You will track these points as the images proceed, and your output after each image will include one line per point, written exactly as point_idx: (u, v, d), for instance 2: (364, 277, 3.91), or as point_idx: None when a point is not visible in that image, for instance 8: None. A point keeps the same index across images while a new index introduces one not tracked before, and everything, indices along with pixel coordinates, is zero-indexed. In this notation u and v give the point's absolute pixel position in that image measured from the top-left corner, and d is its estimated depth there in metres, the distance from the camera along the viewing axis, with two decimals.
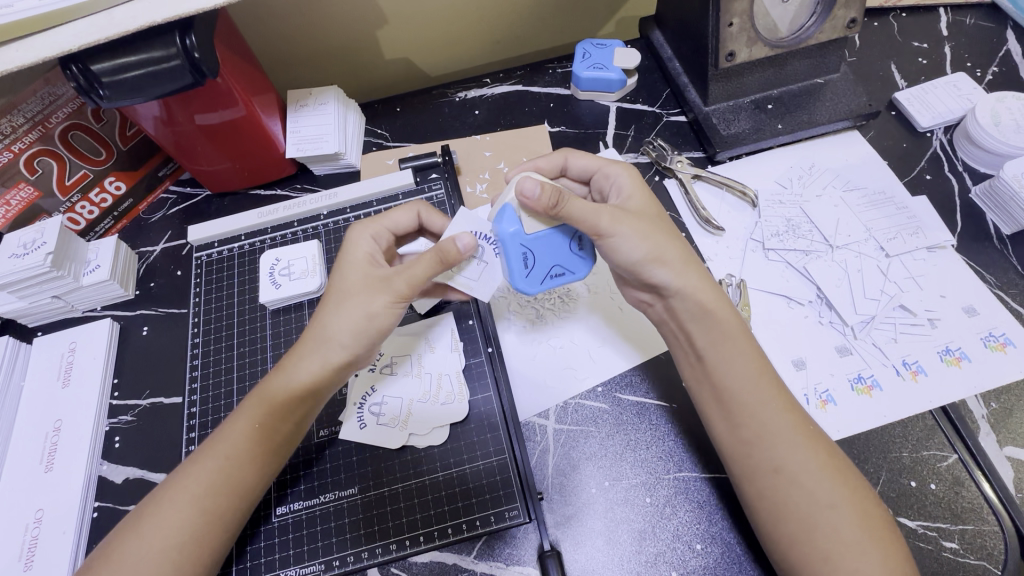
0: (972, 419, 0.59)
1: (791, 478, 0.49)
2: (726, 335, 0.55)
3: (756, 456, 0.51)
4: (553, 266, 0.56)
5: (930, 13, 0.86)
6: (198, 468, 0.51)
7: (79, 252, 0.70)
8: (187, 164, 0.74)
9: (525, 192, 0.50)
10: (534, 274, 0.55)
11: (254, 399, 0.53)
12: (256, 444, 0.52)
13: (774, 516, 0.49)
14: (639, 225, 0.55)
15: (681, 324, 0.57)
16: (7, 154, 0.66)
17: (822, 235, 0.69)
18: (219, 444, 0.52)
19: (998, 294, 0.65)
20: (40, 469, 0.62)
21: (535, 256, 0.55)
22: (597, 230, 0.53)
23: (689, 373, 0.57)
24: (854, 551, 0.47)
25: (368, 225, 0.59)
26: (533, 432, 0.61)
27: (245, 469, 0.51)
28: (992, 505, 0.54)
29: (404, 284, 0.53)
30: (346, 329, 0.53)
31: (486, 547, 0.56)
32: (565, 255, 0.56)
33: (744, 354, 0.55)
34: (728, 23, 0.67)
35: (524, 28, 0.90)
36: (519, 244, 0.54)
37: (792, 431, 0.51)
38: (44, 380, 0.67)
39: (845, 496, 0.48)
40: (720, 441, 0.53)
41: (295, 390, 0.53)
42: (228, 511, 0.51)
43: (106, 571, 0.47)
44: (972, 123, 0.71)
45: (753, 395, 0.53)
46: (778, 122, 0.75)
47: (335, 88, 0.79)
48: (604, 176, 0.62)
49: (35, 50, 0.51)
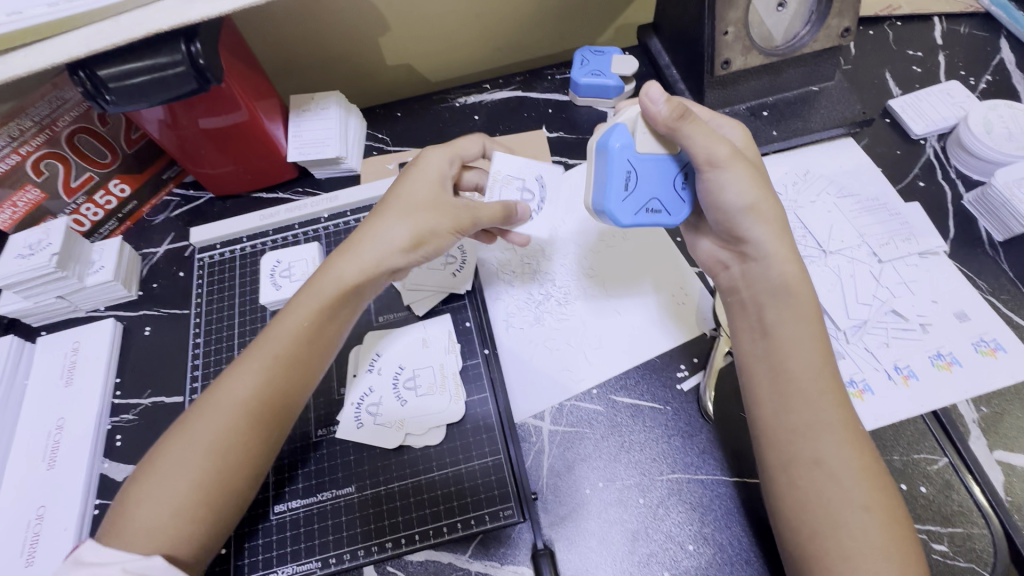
0: (963, 423, 0.59)
1: (829, 472, 0.50)
2: (798, 314, 0.55)
3: (798, 446, 0.51)
4: (652, 199, 0.58)
5: (925, 22, 0.88)
6: (236, 378, 0.52)
7: (83, 253, 0.72)
8: (191, 167, 0.75)
9: (652, 98, 0.54)
10: (632, 199, 0.57)
11: (300, 300, 0.56)
12: (286, 369, 0.53)
13: (801, 507, 0.50)
14: (753, 173, 0.56)
15: (755, 294, 0.58)
16: (15, 157, 0.67)
17: (816, 240, 0.70)
18: (259, 350, 0.54)
19: (990, 300, 0.66)
20: (42, 467, 0.63)
21: (637, 180, 0.57)
22: (712, 158, 0.55)
23: (750, 351, 0.57)
24: (879, 554, 0.47)
25: (443, 149, 0.63)
26: (528, 433, 0.62)
27: (281, 396, 0.53)
28: (983, 509, 0.55)
29: (468, 216, 0.58)
30: (395, 232, 0.57)
31: (481, 547, 0.57)
32: (666, 192, 0.58)
33: (810, 336, 0.55)
34: (723, 32, 0.68)
35: (524, 35, 0.91)
36: (627, 160, 0.56)
37: (840, 425, 0.51)
38: (47, 378, 0.68)
39: (877, 499, 0.49)
40: (764, 429, 0.54)
41: (341, 287, 0.56)
42: (272, 423, 0.52)
43: (152, 480, 0.48)
44: (965, 131, 0.72)
45: (813, 383, 0.53)
46: (773, 128, 0.76)
47: (337, 93, 0.80)
48: (711, 128, 0.63)
49: (43, 57, 0.53)
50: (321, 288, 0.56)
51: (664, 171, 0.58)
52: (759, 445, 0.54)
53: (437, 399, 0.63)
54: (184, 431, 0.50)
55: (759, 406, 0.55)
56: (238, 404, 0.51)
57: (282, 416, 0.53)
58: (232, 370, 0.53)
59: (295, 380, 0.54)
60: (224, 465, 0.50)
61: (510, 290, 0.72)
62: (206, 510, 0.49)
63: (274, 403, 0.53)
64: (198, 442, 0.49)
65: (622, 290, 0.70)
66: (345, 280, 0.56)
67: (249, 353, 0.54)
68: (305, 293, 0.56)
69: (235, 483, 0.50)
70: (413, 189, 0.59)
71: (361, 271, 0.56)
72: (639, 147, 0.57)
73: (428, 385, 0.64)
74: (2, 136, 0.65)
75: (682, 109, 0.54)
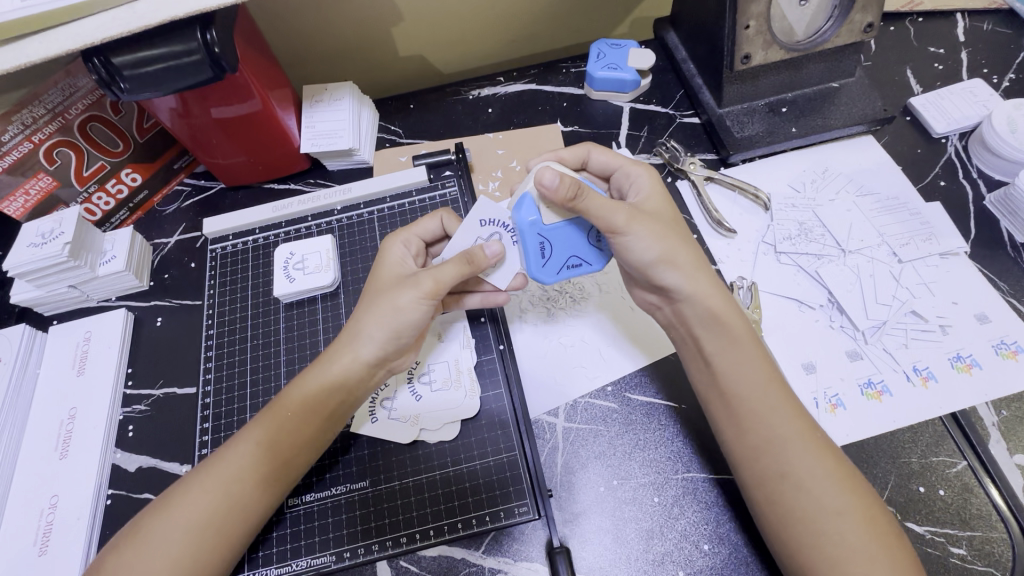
0: (982, 427, 0.59)
1: (797, 484, 0.49)
2: (734, 342, 0.55)
3: (764, 463, 0.51)
4: (570, 257, 0.58)
5: (947, 18, 0.86)
6: (221, 464, 0.51)
7: (95, 242, 0.71)
8: (203, 156, 0.74)
9: (545, 183, 0.51)
10: (550, 264, 0.58)
11: (285, 392, 0.55)
12: (274, 461, 0.52)
13: (783, 523, 0.49)
14: (657, 226, 0.56)
15: (691, 329, 0.57)
16: (27, 144, 0.67)
17: (835, 239, 0.69)
18: (245, 439, 0.53)
19: (1010, 302, 0.65)
20: (55, 456, 0.63)
21: (551, 246, 0.57)
22: (611, 226, 0.54)
23: (697, 377, 0.57)
24: (864, 557, 0.47)
25: (400, 232, 0.62)
26: (542, 430, 0.62)
27: (267, 487, 0.52)
28: (1000, 513, 0.54)
29: (431, 281, 0.55)
30: (377, 327, 0.55)
31: (494, 543, 0.56)
32: (581, 247, 0.58)
33: (749, 360, 0.55)
34: (745, 26, 0.67)
35: (539, 27, 0.90)
36: (536, 234, 0.56)
37: (799, 437, 0.51)
38: (60, 367, 0.68)
39: (853, 504, 0.49)
40: (729, 448, 0.54)
41: (329, 380, 0.54)
42: (252, 509, 0.51)
43: (131, 547, 0.48)
44: (988, 130, 0.71)
45: (760, 400, 0.53)
46: (792, 125, 0.75)
47: (351, 84, 0.79)
48: (624, 175, 0.62)
49: (59, 43, 0.52)
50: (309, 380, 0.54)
51: (572, 233, 0.57)
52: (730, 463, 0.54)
53: (453, 395, 0.63)
54: (165, 510, 0.50)
55: (720, 431, 0.55)
56: (222, 487, 0.50)
57: (259, 501, 0.52)
58: (217, 459, 0.52)
59: (279, 473, 0.53)
60: (200, 546, 0.49)
61: (523, 286, 0.71)
62: None
63: (256, 491, 0.51)
64: (176, 524, 0.49)
65: None
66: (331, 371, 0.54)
67: (235, 440, 0.53)
68: (295, 385, 0.55)
69: (208, 564, 0.49)
70: (393, 280, 0.58)
71: (344, 364, 0.55)
72: (545, 218, 0.55)
73: (443, 380, 0.63)
74: (14, 123, 0.65)
75: (576, 186, 0.51)
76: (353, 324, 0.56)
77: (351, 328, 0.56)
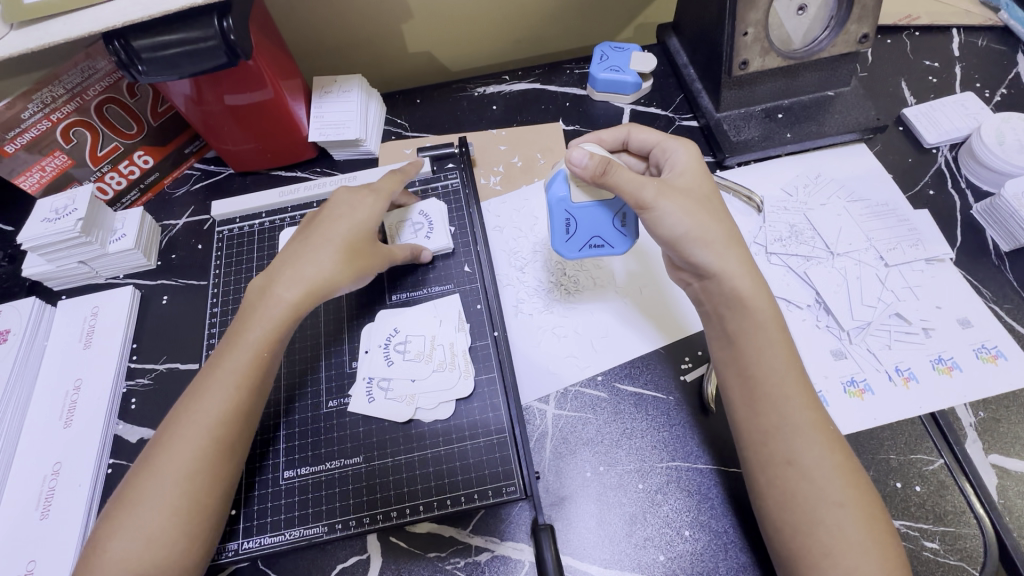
0: (960, 426, 0.60)
1: (803, 471, 0.51)
2: (757, 326, 0.56)
3: (771, 448, 0.53)
4: (594, 237, 0.63)
5: (943, 33, 0.88)
6: (201, 409, 0.54)
7: (106, 221, 0.73)
8: (214, 142, 0.77)
9: (574, 162, 0.56)
10: (573, 240, 0.63)
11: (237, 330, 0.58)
12: (245, 395, 0.55)
13: (781, 509, 0.51)
14: (686, 203, 0.58)
15: (716, 307, 0.59)
16: (45, 123, 0.69)
17: (824, 242, 0.71)
18: (216, 384, 0.55)
19: (993, 308, 0.67)
20: (60, 425, 0.65)
21: (576, 224, 0.62)
22: (640, 202, 0.57)
23: (720, 357, 0.59)
24: (858, 549, 0.48)
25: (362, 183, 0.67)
26: (533, 416, 0.64)
27: (238, 423, 0.55)
28: (975, 511, 0.56)
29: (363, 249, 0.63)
30: (301, 275, 0.59)
31: (482, 522, 0.58)
32: (605, 229, 0.62)
33: (774, 345, 0.56)
34: (743, 33, 0.69)
35: (546, 29, 0.93)
36: (564, 211, 0.61)
37: (810, 428, 0.52)
38: (67, 340, 0.70)
39: (853, 496, 0.50)
40: (739, 430, 0.55)
41: (286, 309, 0.58)
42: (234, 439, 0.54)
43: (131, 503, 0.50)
44: (977, 142, 0.73)
45: (779, 385, 0.54)
46: (787, 131, 0.77)
47: (360, 77, 0.82)
48: (661, 150, 0.65)
49: (83, 24, 0.55)
50: (269, 311, 0.58)
51: (599, 214, 0.61)
52: (739, 445, 0.56)
53: (448, 375, 0.64)
54: (150, 468, 0.52)
55: (734, 410, 0.56)
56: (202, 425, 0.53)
57: (238, 434, 0.55)
58: (182, 410, 0.54)
59: (251, 403, 0.56)
60: (196, 483, 0.52)
61: (520, 276, 0.74)
62: (182, 529, 0.50)
63: (236, 420, 0.55)
64: (165, 476, 0.51)
65: (636, 284, 0.72)
66: (288, 302, 0.58)
67: (201, 383, 0.56)
68: (246, 324, 0.58)
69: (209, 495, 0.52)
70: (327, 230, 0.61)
71: (292, 291, 0.58)
72: (573, 197, 0.60)
73: (416, 352, 0.66)
74: (35, 101, 0.67)
75: (606, 163, 0.55)
76: (298, 258, 0.60)
77: (305, 263, 0.59)
